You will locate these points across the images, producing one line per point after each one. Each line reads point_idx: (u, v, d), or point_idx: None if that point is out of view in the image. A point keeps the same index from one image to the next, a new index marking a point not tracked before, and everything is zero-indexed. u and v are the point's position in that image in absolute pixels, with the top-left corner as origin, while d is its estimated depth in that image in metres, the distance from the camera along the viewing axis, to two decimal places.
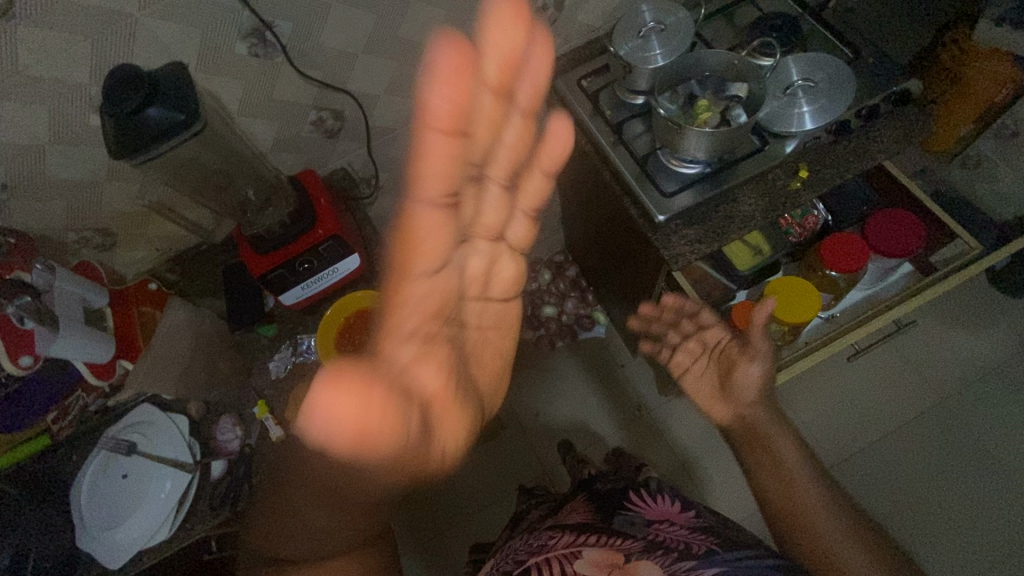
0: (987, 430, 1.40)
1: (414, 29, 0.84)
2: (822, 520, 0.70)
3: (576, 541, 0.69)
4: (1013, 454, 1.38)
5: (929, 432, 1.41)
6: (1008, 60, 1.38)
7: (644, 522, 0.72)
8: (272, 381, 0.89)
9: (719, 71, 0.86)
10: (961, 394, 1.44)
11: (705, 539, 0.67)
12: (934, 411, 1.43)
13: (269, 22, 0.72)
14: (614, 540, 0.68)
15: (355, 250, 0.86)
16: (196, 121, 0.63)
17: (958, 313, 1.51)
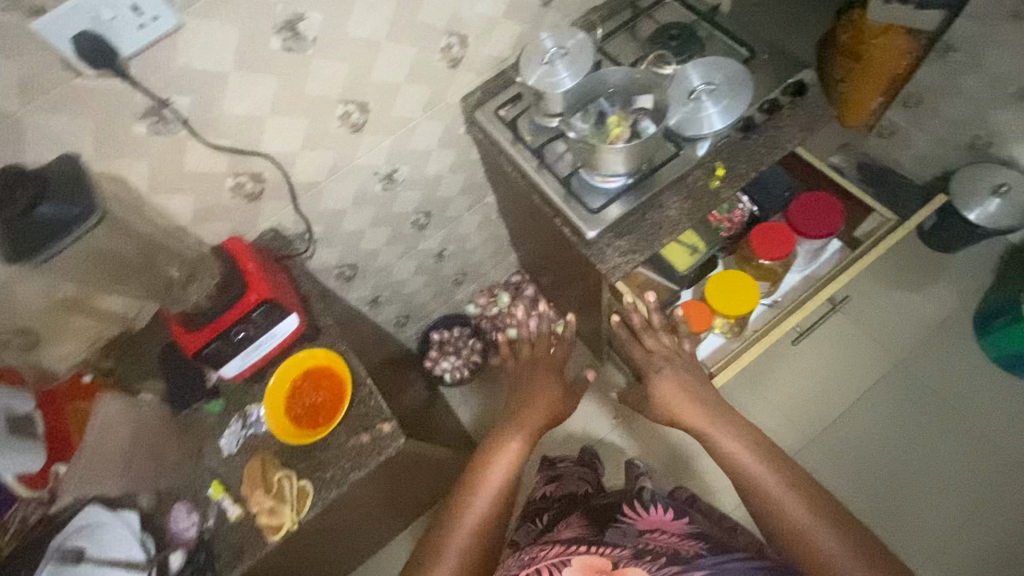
0: (942, 384, 1.45)
1: (321, 84, 0.82)
2: (793, 501, 0.69)
3: (566, 550, 0.69)
4: (971, 403, 1.43)
5: (890, 394, 1.46)
6: (898, 36, 1.51)
7: (635, 532, 0.71)
8: (224, 458, 0.85)
9: (624, 87, 0.89)
10: (916, 354, 1.49)
11: (695, 544, 0.67)
12: (892, 373, 1.48)
13: (165, 99, 0.70)
14: (605, 548, 0.68)
15: (293, 310, 0.84)
16: (93, 213, 0.64)
17: (901, 274, 1.57)
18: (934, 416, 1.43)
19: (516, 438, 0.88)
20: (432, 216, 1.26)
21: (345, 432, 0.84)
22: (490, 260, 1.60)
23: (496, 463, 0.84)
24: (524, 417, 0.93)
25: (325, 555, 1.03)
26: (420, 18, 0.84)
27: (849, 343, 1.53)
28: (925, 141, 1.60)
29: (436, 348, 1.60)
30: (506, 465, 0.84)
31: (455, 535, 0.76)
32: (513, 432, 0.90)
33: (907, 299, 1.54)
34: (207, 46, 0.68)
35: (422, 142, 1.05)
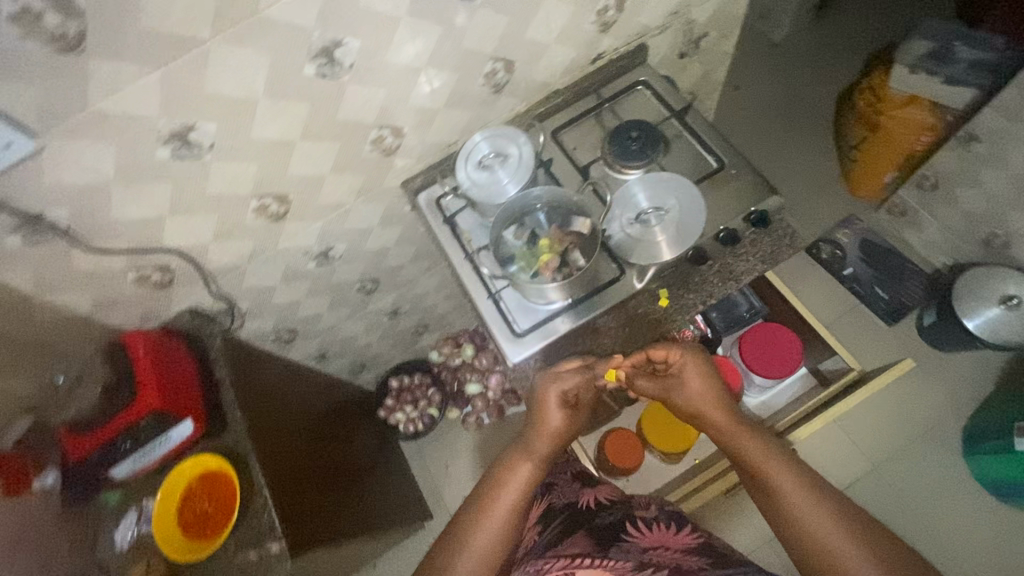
0: (922, 502, 1.31)
1: (226, 185, 0.75)
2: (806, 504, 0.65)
3: (569, 563, 0.66)
4: (951, 531, 1.29)
5: (866, 502, 1.32)
6: (921, 109, 1.36)
7: (639, 549, 0.70)
8: (117, 554, 0.84)
9: (563, 204, 0.81)
10: (895, 458, 1.35)
11: (697, 560, 0.66)
12: (864, 480, 1.33)
13: (39, 213, 0.65)
14: (607, 561, 0.66)
15: (189, 414, 0.82)
16: None
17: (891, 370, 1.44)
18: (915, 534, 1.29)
19: (530, 458, 0.78)
20: (380, 282, 1.20)
21: (234, 545, 0.81)
22: (454, 311, 1.53)
23: (510, 486, 0.74)
24: (536, 441, 0.79)
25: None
26: (339, 116, 0.76)
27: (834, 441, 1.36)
28: (936, 228, 1.44)
29: (393, 396, 1.55)
30: (511, 505, 0.72)
31: (472, 543, 0.68)
32: (516, 459, 0.78)
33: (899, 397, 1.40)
34: (79, 162, 0.62)
35: (360, 222, 0.98)
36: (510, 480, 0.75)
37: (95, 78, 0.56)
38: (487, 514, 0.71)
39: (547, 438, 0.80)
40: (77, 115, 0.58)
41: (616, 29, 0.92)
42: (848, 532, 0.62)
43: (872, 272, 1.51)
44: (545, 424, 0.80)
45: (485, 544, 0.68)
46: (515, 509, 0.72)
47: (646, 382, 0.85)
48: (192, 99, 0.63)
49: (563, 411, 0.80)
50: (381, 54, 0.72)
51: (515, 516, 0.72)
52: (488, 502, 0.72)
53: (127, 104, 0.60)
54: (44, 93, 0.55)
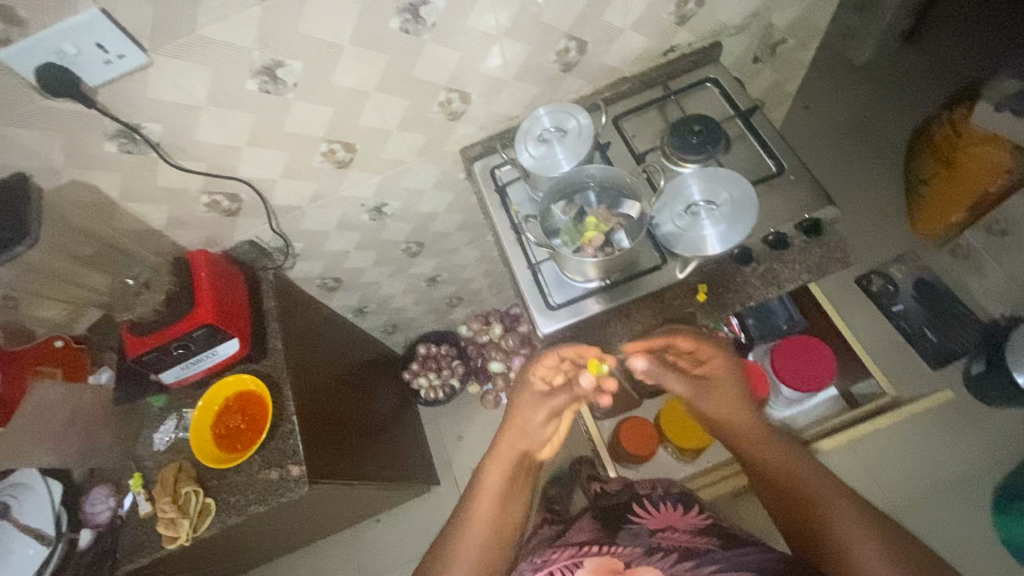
0: (948, 556, 1.24)
1: (300, 125, 0.80)
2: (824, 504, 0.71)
3: (579, 552, 0.74)
4: None
5: None
6: (1000, 151, 1.25)
7: (647, 533, 0.76)
8: (154, 453, 0.90)
9: (615, 186, 0.82)
10: (918, 505, 1.29)
11: (706, 541, 0.73)
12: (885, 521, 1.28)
13: (135, 125, 0.71)
14: (615, 549, 0.73)
15: (235, 334, 0.87)
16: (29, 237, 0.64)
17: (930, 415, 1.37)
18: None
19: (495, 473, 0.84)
20: (424, 246, 1.24)
21: (259, 462, 0.86)
22: (488, 288, 1.57)
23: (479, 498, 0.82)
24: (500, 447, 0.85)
25: (286, 530, 1.06)
26: (414, 73, 0.80)
27: (856, 476, 1.32)
28: (1001, 275, 1.37)
29: (419, 362, 1.60)
30: (490, 515, 0.81)
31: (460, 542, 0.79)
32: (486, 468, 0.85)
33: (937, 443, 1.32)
34: (178, 82, 0.68)
35: (415, 182, 1.02)
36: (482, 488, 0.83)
37: (205, 4, 0.61)
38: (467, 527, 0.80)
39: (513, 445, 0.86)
40: (185, 36, 0.63)
41: (693, 23, 0.92)
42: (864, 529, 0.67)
43: (924, 312, 1.46)
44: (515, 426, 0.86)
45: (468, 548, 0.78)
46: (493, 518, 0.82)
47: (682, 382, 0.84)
48: (285, 36, 0.67)
49: (537, 414, 0.85)
50: (462, 17, 0.75)
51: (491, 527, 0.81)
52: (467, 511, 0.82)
53: (228, 33, 0.65)
54: (159, 11, 0.60)
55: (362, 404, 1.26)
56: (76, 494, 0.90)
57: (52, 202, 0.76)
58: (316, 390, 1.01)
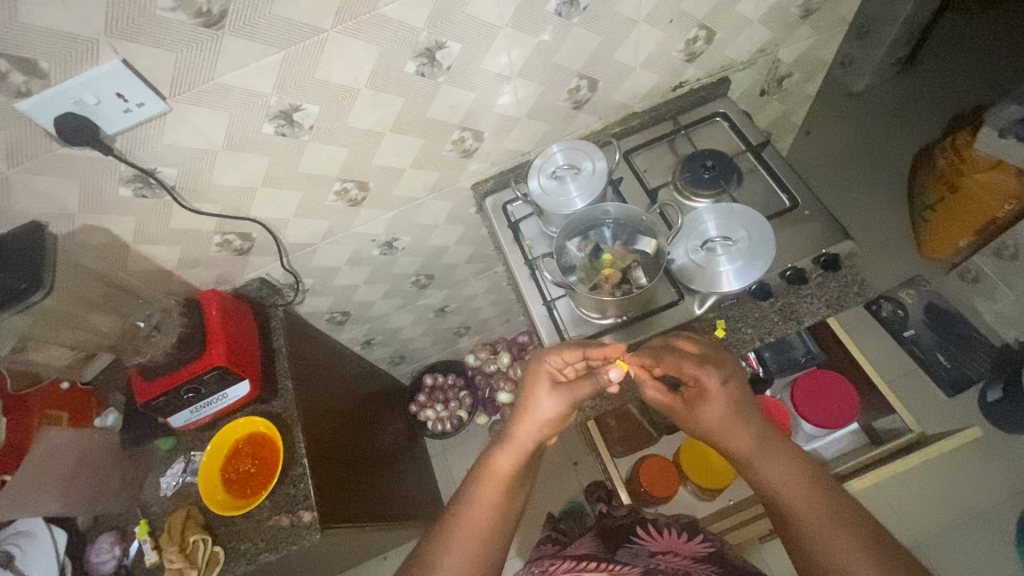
0: None
1: (315, 165, 0.80)
2: (832, 542, 0.61)
3: (576, 566, 0.71)
4: None
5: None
6: (1010, 177, 1.28)
7: (648, 554, 0.74)
8: (160, 498, 0.87)
9: (631, 223, 0.82)
10: (939, 536, 1.26)
11: (705, 569, 0.70)
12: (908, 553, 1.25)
13: (151, 170, 0.71)
14: (613, 566, 0.69)
15: (246, 376, 0.85)
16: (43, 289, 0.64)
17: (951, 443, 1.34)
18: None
19: (505, 460, 0.76)
20: (434, 278, 1.23)
21: (268, 508, 0.83)
22: (496, 317, 1.56)
23: (484, 486, 0.73)
24: (514, 431, 0.77)
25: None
26: (429, 113, 0.80)
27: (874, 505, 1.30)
28: (1011, 299, 1.35)
29: (426, 393, 1.58)
30: (487, 513, 0.71)
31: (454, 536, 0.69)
32: (482, 483, 0.74)
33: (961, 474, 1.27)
34: (196, 128, 0.68)
35: (427, 217, 1.02)
36: (487, 477, 0.75)
37: (225, 53, 0.62)
38: (463, 519, 0.71)
39: (511, 452, 0.76)
40: (204, 83, 0.63)
41: (702, 60, 0.93)
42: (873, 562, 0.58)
43: (934, 337, 1.47)
44: (529, 416, 0.77)
45: (462, 545, 0.68)
46: (496, 510, 0.72)
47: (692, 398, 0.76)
48: (302, 80, 0.68)
49: (552, 401, 0.77)
50: (478, 59, 0.75)
51: (494, 518, 0.71)
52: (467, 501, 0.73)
53: (247, 80, 0.65)
54: (179, 61, 0.60)
55: (368, 441, 1.22)
56: (80, 543, 0.87)
57: (62, 247, 0.75)
58: (323, 431, 0.98)
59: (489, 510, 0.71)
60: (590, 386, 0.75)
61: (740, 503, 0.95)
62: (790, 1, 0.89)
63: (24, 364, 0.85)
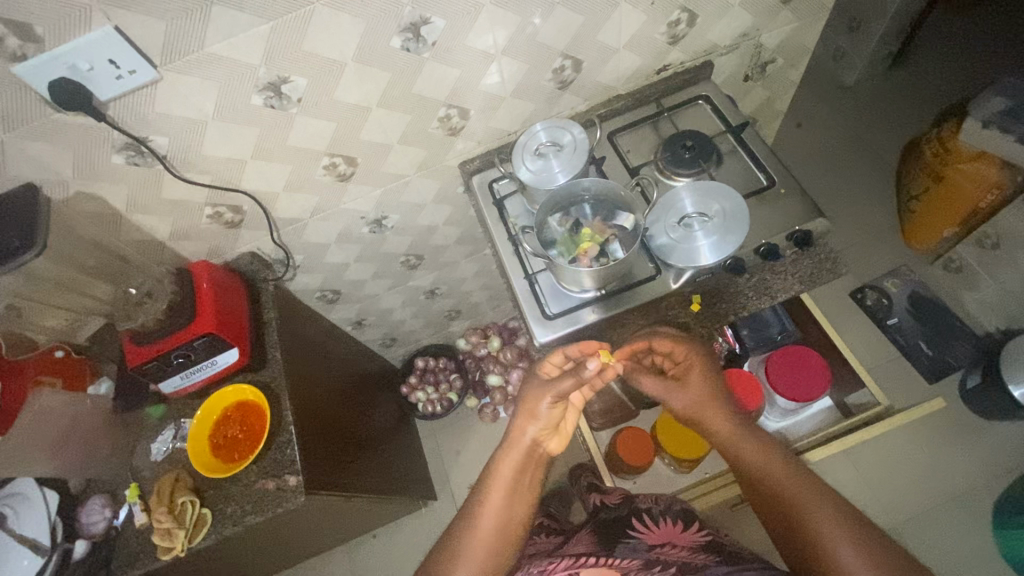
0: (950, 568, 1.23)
1: (304, 140, 0.83)
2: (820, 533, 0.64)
3: (576, 564, 0.73)
4: None
5: None
6: (989, 166, 1.33)
7: (646, 548, 0.76)
8: (151, 463, 0.89)
9: (611, 199, 0.84)
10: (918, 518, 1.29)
11: (705, 558, 0.72)
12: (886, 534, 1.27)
13: (143, 138, 0.73)
14: (613, 562, 0.72)
15: (235, 345, 0.88)
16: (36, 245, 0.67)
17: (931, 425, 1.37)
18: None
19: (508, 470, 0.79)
20: (424, 259, 1.26)
21: (256, 472, 0.86)
22: (486, 302, 1.58)
23: (494, 491, 0.78)
24: (512, 434, 0.81)
25: (278, 542, 1.03)
26: (415, 90, 0.82)
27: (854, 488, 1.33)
28: (994, 288, 1.39)
29: (416, 375, 1.61)
30: (494, 517, 0.76)
31: (471, 538, 0.74)
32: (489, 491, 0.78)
33: (934, 455, 1.31)
34: (186, 96, 0.70)
35: (415, 196, 1.05)
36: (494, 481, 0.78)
37: (214, 24, 0.64)
38: (473, 527, 0.75)
39: (516, 454, 0.80)
40: (195, 52, 0.66)
41: (684, 43, 0.95)
42: (863, 554, 0.61)
43: (919, 325, 1.48)
44: (527, 417, 0.81)
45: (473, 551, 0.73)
46: (500, 518, 0.76)
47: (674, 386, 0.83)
48: (291, 53, 0.70)
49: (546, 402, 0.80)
50: (463, 36, 0.77)
51: (503, 520, 0.76)
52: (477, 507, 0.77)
53: (236, 51, 0.67)
54: (169, 30, 0.63)
55: (357, 416, 1.25)
56: (71, 505, 0.89)
57: (55, 213, 0.77)
58: (311, 402, 1.00)
59: (500, 517, 0.76)
60: (573, 380, 0.76)
61: (715, 475, 0.97)
62: None
63: (18, 327, 0.88)
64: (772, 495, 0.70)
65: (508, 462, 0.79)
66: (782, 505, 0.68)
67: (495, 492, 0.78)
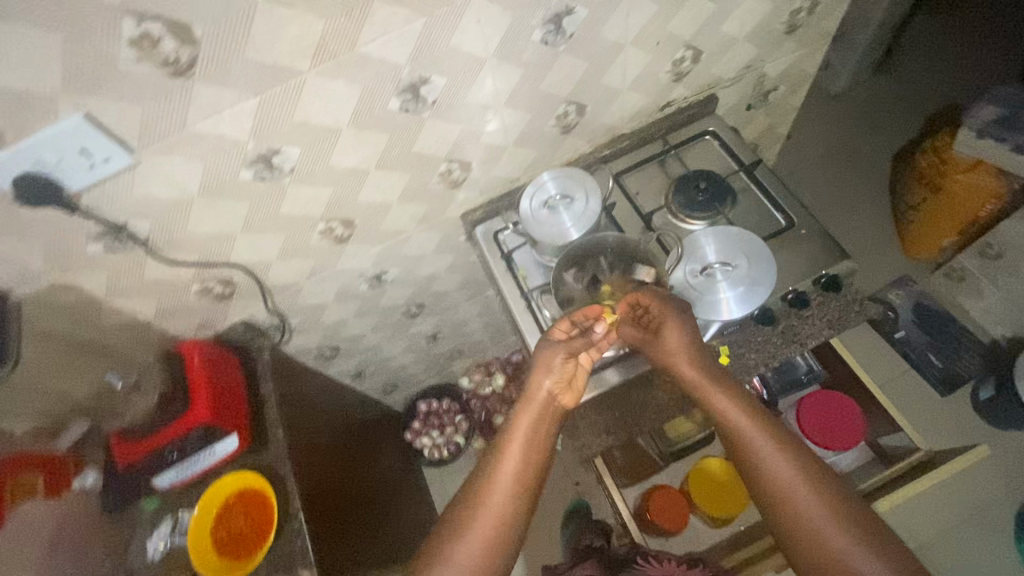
0: None
1: (297, 207, 0.77)
2: (828, 533, 0.65)
3: None
4: None
5: None
6: (987, 175, 1.30)
7: None
8: (146, 566, 0.80)
9: (628, 250, 0.80)
10: None
11: None
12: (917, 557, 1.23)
13: (122, 223, 0.66)
14: None
15: (234, 430, 0.82)
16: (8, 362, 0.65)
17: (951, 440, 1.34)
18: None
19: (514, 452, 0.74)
20: (425, 306, 1.20)
21: (266, 569, 0.79)
22: (488, 340, 1.53)
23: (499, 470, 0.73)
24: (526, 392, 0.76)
25: None
26: (415, 148, 0.77)
27: None
28: (999, 297, 1.37)
29: (421, 420, 1.54)
30: (502, 488, 0.72)
31: (474, 526, 0.70)
32: (499, 465, 0.74)
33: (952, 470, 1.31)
34: (168, 177, 0.63)
35: (415, 249, 0.99)
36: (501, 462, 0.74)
37: (196, 102, 0.58)
38: (481, 502, 0.72)
39: (524, 428, 0.75)
40: (177, 131, 0.59)
41: (689, 79, 0.91)
42: (846, 533, 0.65)
43: (925, 335, 1.42)
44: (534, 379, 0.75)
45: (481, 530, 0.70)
46: (507, 492, 0.72)
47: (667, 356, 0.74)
48: (282, 124, 0.64)
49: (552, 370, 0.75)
50: (464, 92, 0.73)
51: (510, 505, 0.72)
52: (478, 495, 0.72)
53: (222, 127, 0.61)
54: (147, 112, 0.56)
55: (365, 477, 1.20)
56: None
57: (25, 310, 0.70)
58: (310, 477, 0.93)
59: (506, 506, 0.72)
60: (580, 345, 0.73)
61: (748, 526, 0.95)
62: (775, 19, 0.88)
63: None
64: (765, 468, 0.70)
65: (520, 425, 0.75)
66: (774, 479, 0.69)
67: (503, 466, 0.73)
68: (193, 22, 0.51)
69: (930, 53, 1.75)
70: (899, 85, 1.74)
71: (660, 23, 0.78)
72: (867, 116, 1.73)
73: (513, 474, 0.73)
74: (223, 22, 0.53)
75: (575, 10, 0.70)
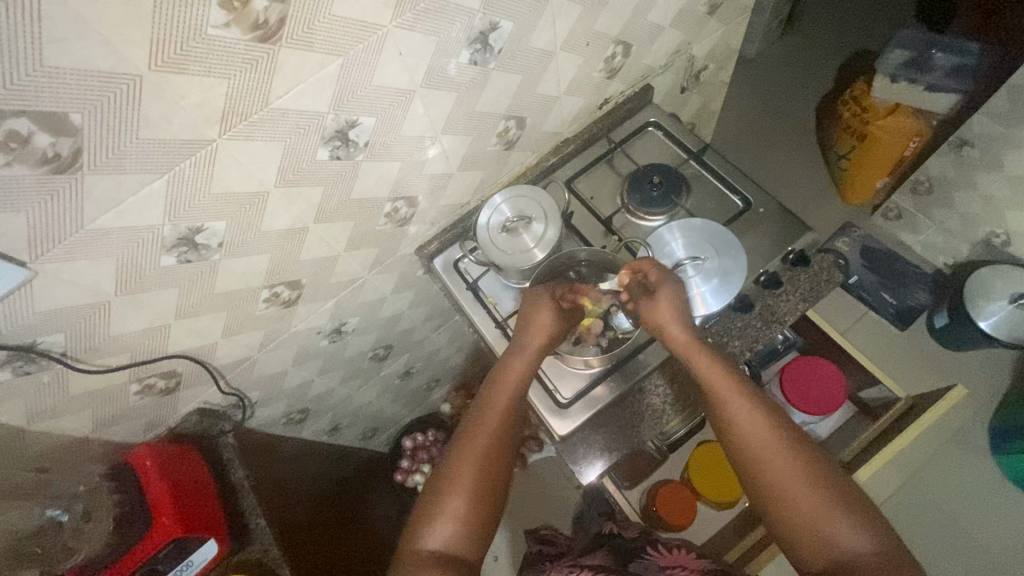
0: (979, 518, 1.20)
1: (232, 281, 0.69)
2: (811, 505, 0.59)
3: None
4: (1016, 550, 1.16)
5: (924, 523, 1.21)
6: (907, 115, 1.35)
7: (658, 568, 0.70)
8: None
9: (595, 261, 0.77)
10: (944, 471, 1.25)
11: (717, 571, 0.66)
12: (915, 497, 1.24)
13: (30, 342, 0.57)
14: None
15: (212, 534, 0.74)
16: None
17: (923, 373, 1.37)
18: (956, 565, 1.17)
19: (500, 416, 0.68)
20: (392, 347, 1.14)
21: None
22: (465, 361, 1.48)
23: (482, 431, 0.67)
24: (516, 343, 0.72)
25: None
26: (355, 195, 0.71)
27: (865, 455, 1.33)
28: (935, 229, 1.39)
29: (408, 457, 1.37)
30: (487, 441, 0.67)
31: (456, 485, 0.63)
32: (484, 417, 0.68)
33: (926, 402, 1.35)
34: (75, 283, 0.55)
35: (373, 294, 0.93)
36: (483, 422, 0.68)
37: (91, 196, 0.50)
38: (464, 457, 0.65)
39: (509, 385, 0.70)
40: (75, 234, 0.51)
41: (622, 73, 0.89)
42: (845, 516, 0.58)
43: (877, 277, 1.39)
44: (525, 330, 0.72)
45: (464, 485, 0.63)
46: (489, 450, 0.66)
47: (662, 316, 0.70)
48: (199, 200, 0.57)
49: (542, 321, 0.72)
50: (397, 128, 0.67)
51: (493, 461, 0.66)
52: (462, 460, 0.65)
53: (128, 218, 0.53)
54: (33, 220, 0.48)
55: (360, 532, 1.13)
56: None
57: None
58: (307, 558, 0.84)
59: (489, 467, 0.65)
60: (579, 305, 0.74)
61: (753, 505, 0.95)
62: (695, 3, 0.88)
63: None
64: (756, 437, 0.63)
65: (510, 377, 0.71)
66: (763, 460, 0.62)
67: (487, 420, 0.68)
68: (68, 110, 0.44)
69: (833, 6, 1.81)
70: (811, 40, 1.79)
71: (587, 22, 0.75)
72: (789, 74, 1.78)
73: (495, 429, 0.67)
74: (110, 109, 0.46)
75: (499, 24, 0.66)
